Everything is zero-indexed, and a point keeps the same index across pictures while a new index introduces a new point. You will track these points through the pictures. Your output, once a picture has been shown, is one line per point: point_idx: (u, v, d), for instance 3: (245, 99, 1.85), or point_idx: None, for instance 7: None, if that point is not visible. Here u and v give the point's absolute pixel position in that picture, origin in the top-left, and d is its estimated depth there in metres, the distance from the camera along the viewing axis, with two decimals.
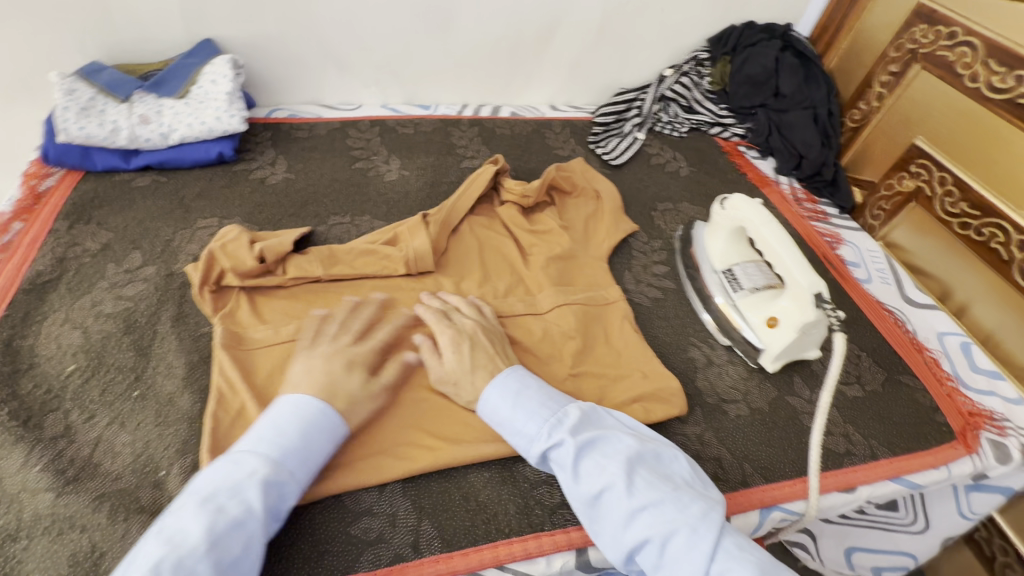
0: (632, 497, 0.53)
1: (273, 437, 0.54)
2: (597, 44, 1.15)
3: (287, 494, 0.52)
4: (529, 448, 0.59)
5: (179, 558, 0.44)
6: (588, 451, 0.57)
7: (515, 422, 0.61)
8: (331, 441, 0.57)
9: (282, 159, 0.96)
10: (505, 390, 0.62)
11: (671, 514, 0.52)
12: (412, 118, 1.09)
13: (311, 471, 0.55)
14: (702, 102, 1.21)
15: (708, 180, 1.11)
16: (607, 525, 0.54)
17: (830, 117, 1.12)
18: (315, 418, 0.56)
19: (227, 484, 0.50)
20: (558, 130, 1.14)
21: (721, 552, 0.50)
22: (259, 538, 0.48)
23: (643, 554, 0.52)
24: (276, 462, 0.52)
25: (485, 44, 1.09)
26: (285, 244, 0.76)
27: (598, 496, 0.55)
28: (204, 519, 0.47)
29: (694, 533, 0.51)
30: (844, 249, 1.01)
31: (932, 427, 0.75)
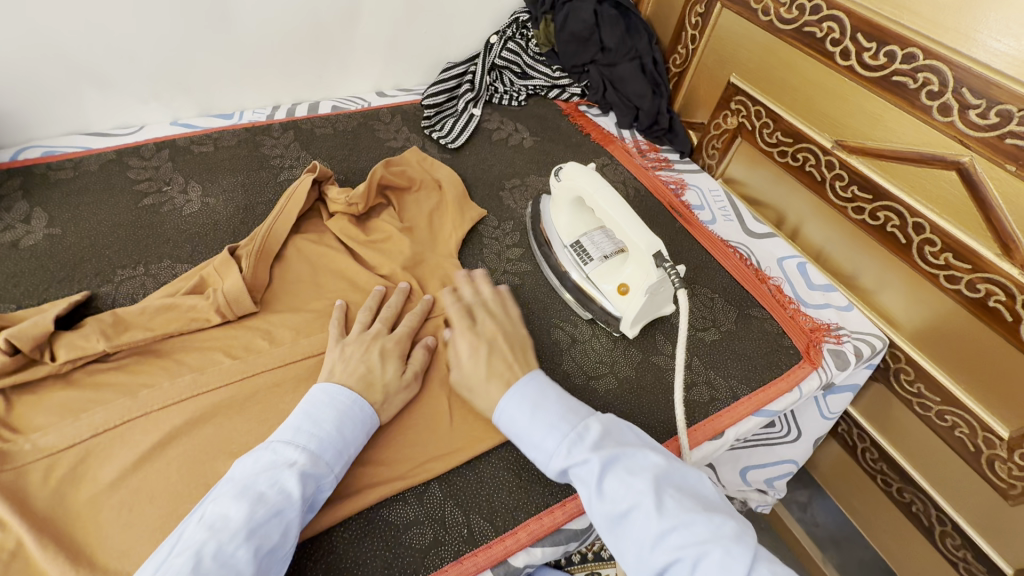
0: (662, 517, 0.51)
1: (325, 432, 0.55)
2: (409, 19, 1.05)
3: (324, 484, 0.53)
4: (550, 462, 0.58)
5: (219, 544, 0.45)
6: (612, 468, 0.55)
7: (534, 437, 0.60)
8: (366, 432, 0.58)
9: (40, 211, 0.77)
10: (521, 401, 0.61)
11: (705, 532, 0.50)
12: (209, 132, 0.93)
13: (346, 462, 0.56)
14: (535, 66, 1.17)
15: (553, 148, 1.08)
16: (629, 545, 0.52)
17: (655, 66, 1.13)
18: (349, 408, 0.58)
19: (264, 473, 0.51)
20: (388, 118, 1.05)
21: (754, 573, 0.48)
22: (296, 525, 0.49)
23: (673, 573, 0.50)
24: (314, 456, 0.53)
25: (280, 33, 0.95)
26: (44, 325, 0.61)
27: (625, 513, 0.53)
28: (244, 506, 0.48)
29: (727, 552, 0.49)
30: (688, 195, 1.04)
31: (781, 352, 0.79)
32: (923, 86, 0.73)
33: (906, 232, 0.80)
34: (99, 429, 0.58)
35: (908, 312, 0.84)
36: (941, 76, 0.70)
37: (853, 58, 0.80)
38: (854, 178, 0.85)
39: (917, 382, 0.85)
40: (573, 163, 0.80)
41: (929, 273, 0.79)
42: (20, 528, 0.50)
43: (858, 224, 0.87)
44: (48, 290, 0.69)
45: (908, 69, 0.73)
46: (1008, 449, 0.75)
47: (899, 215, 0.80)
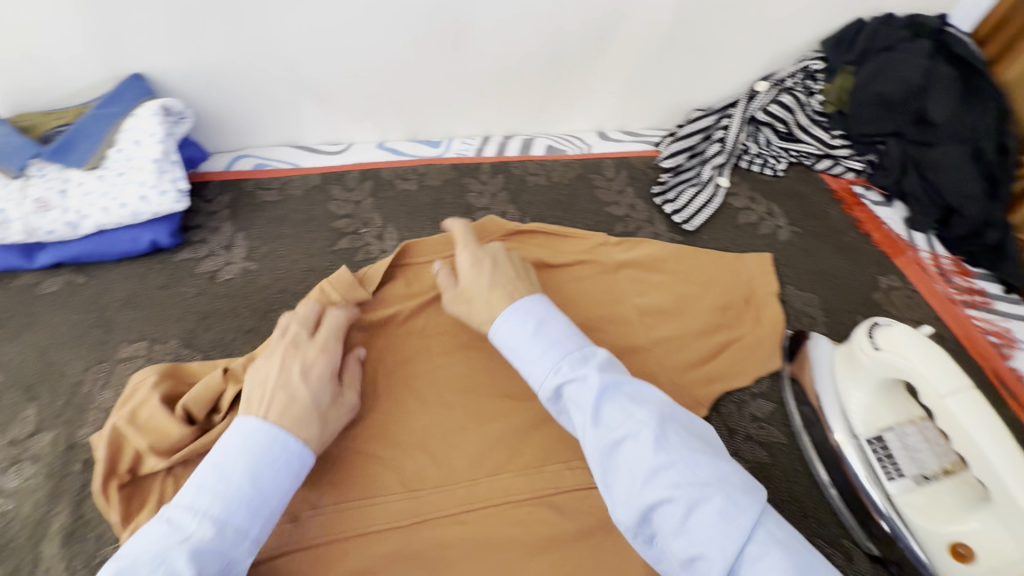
0: (659, 452, 0.43)
1: (269, 454, 0.46)
2: (665, 54, 0.84)
3: (235, 557, 0.42)
4: (545, 379, 0.51)
5: None
6: (613, 394, 0.48)
7: (530, 352, 0.53)
8: (295, 478, 0.47)
9: (241, 238, 0.71)
10: (528, 316, 0.55)
11: (706, 473, 0.42)
12: (415, 164, 0.82)
13: (269, 517, 0.45)
14: (808, 128, 0.89)
15: (819, 247, 0.81)
16: (621, 479, 0.44)
17: (999, 156, 0.79)
18: (266, 451, 0.46)
19: (154, 549, 0.40)
20: (611, 173, 0.86)
21: (756, 530, 0.40)
22: None
23: (662, 515, 0.42)
24: (253, 478, 0.45)
25: (511, 63, 0.80)
26: (215, 385, 0.54)
27: (618, 443, 0.45)
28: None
29: (731, 502, 0.41)
30: (1019, 361, 0.72)
31: None
32: None
33: None
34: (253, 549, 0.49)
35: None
36: None
37: None
38: None
39: None
40: (899, 323, 0.54)
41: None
42: None
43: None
44: (234, 339, 0.63)
45: None
46: None
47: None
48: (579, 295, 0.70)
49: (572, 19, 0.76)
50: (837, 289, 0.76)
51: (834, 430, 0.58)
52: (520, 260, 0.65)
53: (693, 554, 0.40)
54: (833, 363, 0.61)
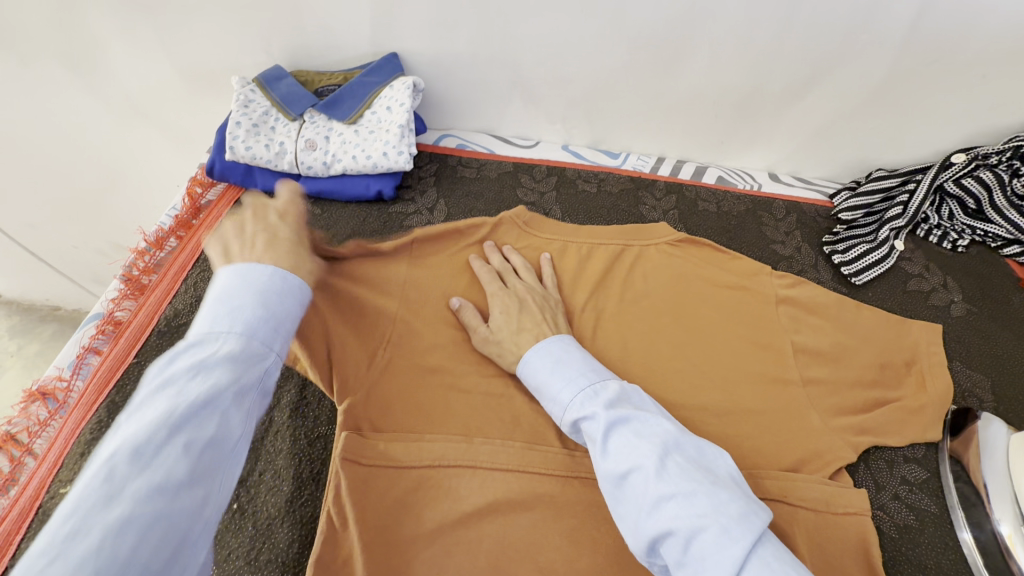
0: (660, 483, 0.45)
1: (271, 284, 0.46)
2: (863, 110, 0.85)
3: (267, 367, 0.43)
4: (564, 413, 0.54)
5: (134, 447, 0.33)
6: (619, 429, 0.49)
7: (553, 390, 0.56)
8: (302, 304, 0.48)
9: (442, 204, 0.82)
10: (547, 355, 0.58)
11: (702, 505, 0.43)
12: (596, 169, 0.89)
13: (286, 338, 0.45)
14: (1004, 210, 0.84)
15: (996, 331, 0.77)
16: (628, 510, 0.46)
17: None
18: (267, 283, 0.46)
19: (188, 363, 0.38)
20: (781, 214, 0.87)
21: (754, 554, 0.41)
22: (238, 414, 0.38)
23: (665, 547, 0.43)
24: (264, 303, 0.44)
25: (709, 94, 0.85)
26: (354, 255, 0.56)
27: (624, 476, 0.47)
28: (158, 404, 0.36)
29: (728, 530, 0.42)
30: None
31: None
32: None
33: None
34: (438, 461, 0.57)
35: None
36: None
37: None
38: None
39: None
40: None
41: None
42: (365, 539, 0.51)
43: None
44: None
45: None
46: None
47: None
48: (739, 320, 0.73)
49: (783, 61, 0.79)
50: (1011, 378, 0.72)
51: (1000, 517, 0.58)
52: (545, 306, 0.67)
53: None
54: (1013, 453, 0.60)
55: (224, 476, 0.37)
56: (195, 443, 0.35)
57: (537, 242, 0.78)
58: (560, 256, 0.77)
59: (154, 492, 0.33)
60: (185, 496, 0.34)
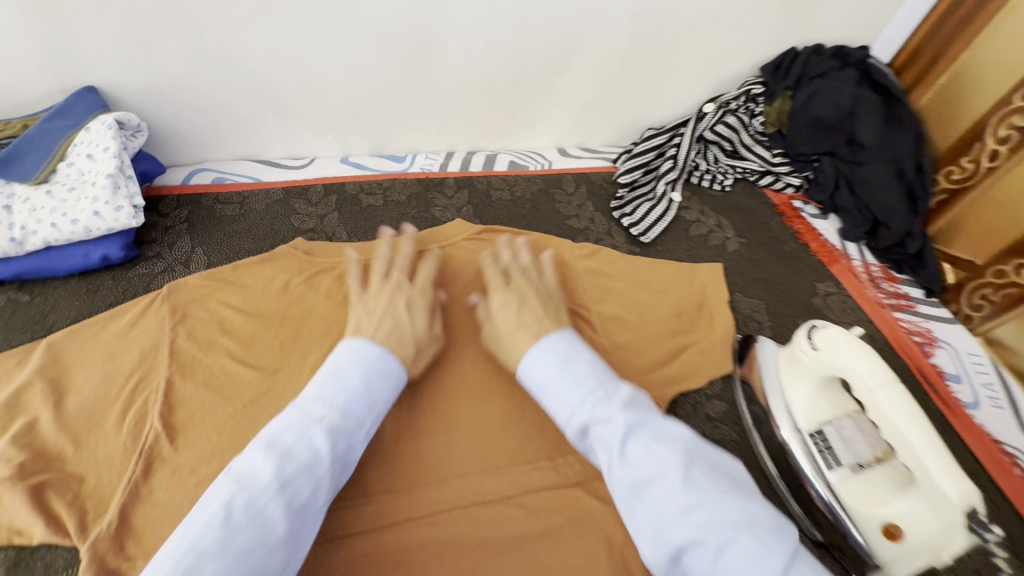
0: (687, 490, 0.42)
1: (378, 366, 0.53)
2: (619, 76, 0.89)
3: (355, 443, 0.48)
4: (570, 417, 0.51)
5: (249, 497, 0.41)
6: (638, 433, 0.47)
7: (559, 389, 0.53)
8: (394, 390, 0.54)
9: (200, 253, 0.71)
10: (552, 354, 0.55)
11: (736, 514, 0.40)
12: (379, 178, 0.83)
13: (378, 418, 0.51)
14: (751, 147, 0.96)
15: (762, 256, 0.87)
16: (648, 519, 0.43)
17: (918, 175, 0.87)
18: (376, 364, 0.53)
19: (293, 427, 0.46)
20: (571, 187, 0.89)
21: (792, 573, 0.37)
22: (327, 484, 0.44)
23: (692, 557, 0.40)
24: (366, 385, 0.51)
25: (476, 82, 0.83)
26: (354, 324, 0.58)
27: (646, 483, 0.44)
28: (271, 462, 0.43)
29: (762, 545, 0.38)
30: (940, 357, 0.79)
31: None
32: None
33: None
34: None
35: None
36: None
37: None
38: None
39: None
40: (834, 326, 0.59)
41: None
42: None
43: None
44: (195, 354, 0.61)
45: None
46: None
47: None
48: None
49: (534, 41, 0.79)
50: (779, 296, 0.81)
51: (780, 426, 0.62)
52: (552, 300, 0.65)
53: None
54: (779, 361, 0.65)
55: (307, 531, 0.43)
56: (294, 503, 0.42)
57: (323, 271, 0.71)
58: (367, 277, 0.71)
59: (254, 548, 0.38)
60: (276, 553, 0.40)
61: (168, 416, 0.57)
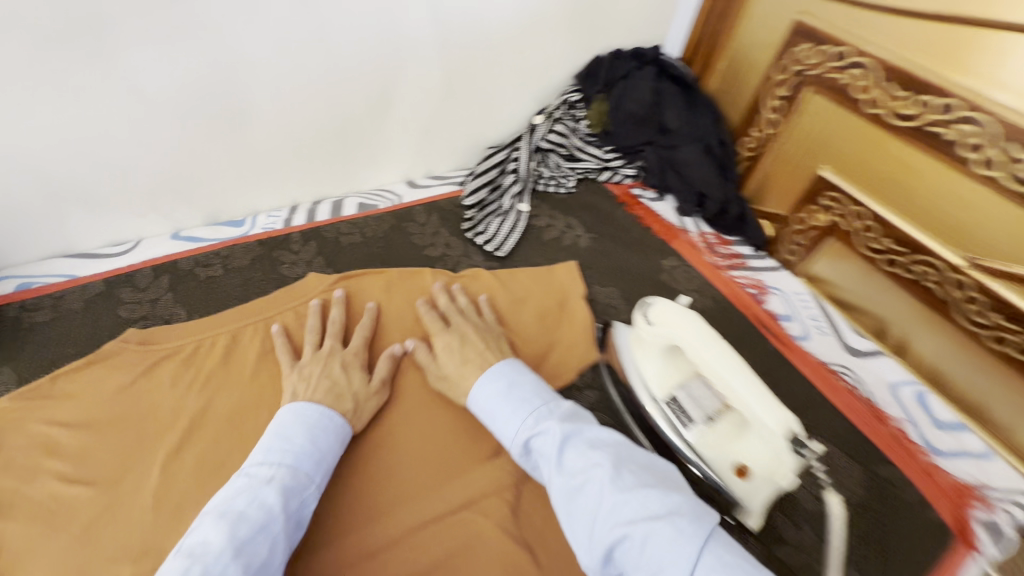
0: (617, 486, 0.48)
1: (321, 423, 0.57)
2: (445, 105, 0.92)
3: (307, 498, 0.52)
4: (514, 436, 0.57)
5: (205, 567, 0.43)
6: (573, 442, 0.54)
7: (502, 412, 0.59)
8: (340, 441, 0.58)
9: (9, 371, 0.63)
10: (499, 378, 0.62)
11: (656, 507, 0.47)
12: (216, 247, 0.79)
13: (327, 473, 0.55)
14: (585, 149, 1.04)
15: (612, 247, 0.93)
16: (581, 520, 0.49)
17: (722, 148, 0.99)
18: (318, 421, 0.57)
19: (243, 492, 0.49)
20: (423, 218, 0.91)
21: (707, 552, 0.44)
22: (283, 540, 0.48)
23: (622, 551, 0.46)
24: (313, 441, 0.55)
25: (300, 132, 0.82)
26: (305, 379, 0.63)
27: (580, 487, 0.50)
28: (224, 527, 0.46)
29: (680, 531, 0.45)
30: (772, 302, 0.90)
31: (929, 530, 0.65)
32: None
33: None
34: None
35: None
36: None
37: (859, 240, 0.84)
38: (997, 305, 0.70)
39: None
40: (663, 299, 0.66)
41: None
42: None
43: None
44: (15, 489, 0.54)
45: (905, 261, 0.79)
46: None
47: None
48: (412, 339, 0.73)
49: (350, 85, 0.80)
50: (630, 280, 0.88)
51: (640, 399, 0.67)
52: (492, 332, 0.71)
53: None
54: (627, 341, 0.70)
55: None
56: (252, 565, 0.45)
57: (162, 360, 0.66)
58: (216, 354, 0.67)
59: None
60: None
61: None
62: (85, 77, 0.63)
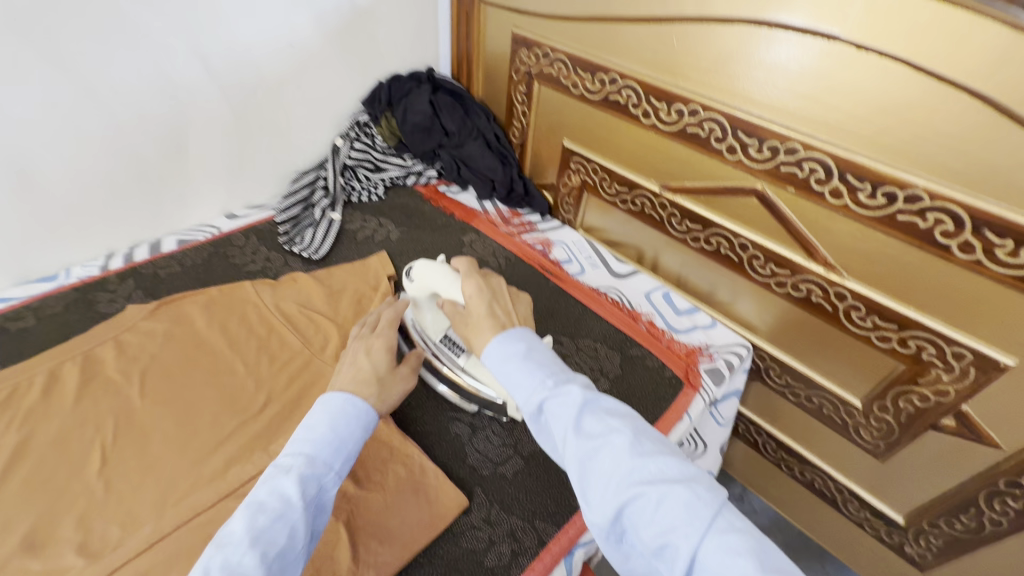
0: (634, 454, 0.50)
1: (344, 411, 0.59)
2: (243, 140, 1.04)
3: (326, 484, 0.54)
4: (529, 399, 0.57)
5: (226, 556, 0.45)
6: (591, 408, 0.54)
7: (517, 376, 0.59)
8: (364, 428, 0.60)
9: None
10: (518, 344, 0.61)
11: (675, 472, 0.49)
12: (28, 302, 0.84)
13: (346, 459, 0.57)
14: (387, 160, 1.20)
15: (420, 234, 1.10)
16: (597, 482, 0.50)
17: (498, 140, 1.22)
18: (341, 410, 0.59)
19: (264, 483, 0.51)
20: (241, 241, 1.01)
21: (718, 520, 0.46)
22: (301, 525, 0.49)
23: (636, 511, 0.48)
24: (334, 429, 0.57)
25: (99, 183, 0.90)
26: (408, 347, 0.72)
27: (597, 449, 0.52)
28: (245, 517, 0.48)
29: (695, 497, 0.47)
30: (555, 252, 1.11)
31: (666, 383, 0.85)
32: (709, 134, 0.85)
33: (738, 252, 0.92)
34: None
35: (840, 267, 0.80)
36: (720, 125, 0.84)
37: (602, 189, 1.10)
38: (685, 214, 0.97)
39: (785, 374, 0.97)
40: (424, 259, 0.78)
41: (937, 246, 0.69)
42: None
43: (886, 222, 0.72)
44: None
45: (630, 197, 1.05)
46: (865, 415, 0.88)
47: (822, 165, 0.75)
48: (236, 339, 0.83)
49: (138, 134, 0.90)
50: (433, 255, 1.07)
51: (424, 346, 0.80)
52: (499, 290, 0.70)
53: (662, 544, 0.46)
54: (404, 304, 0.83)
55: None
56: (270, 550, 0.47)
57: None
58: (35, 389, 0.72)
59: None
60: None
61: None
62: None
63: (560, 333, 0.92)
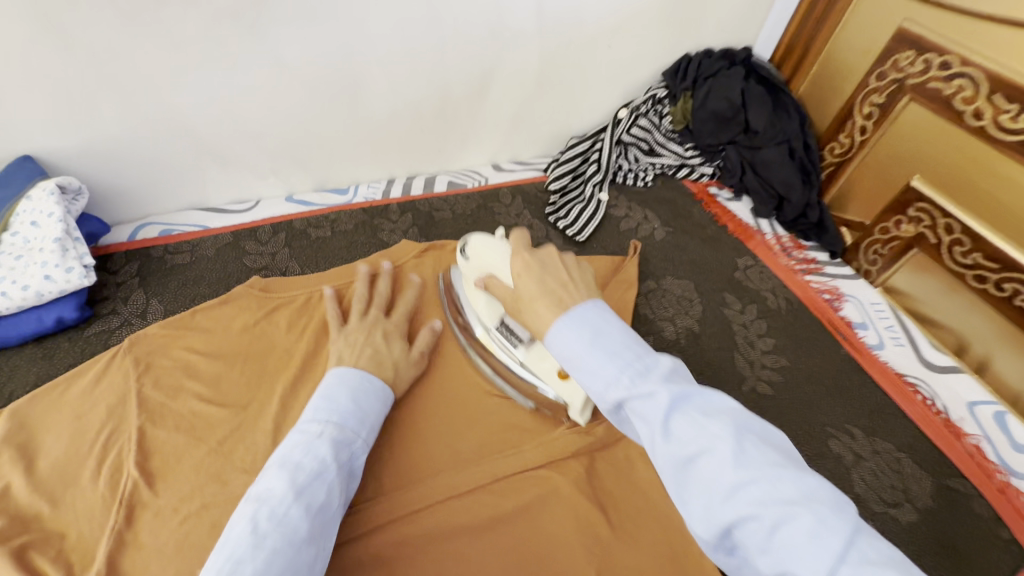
0: (737, 469, 0.37)
1: (363, 384, 0.60)
2: (537, 93, 0.97)
3: (356, 450, 0.55)
4: (603, 394, 0.43)
5: (271, 509, 0.46)
6: (683, 407, 0.40)
7: (587, 365, 0.44)
8: (381, 401, 0.61)
9: (156, 303, 0.73)
10: (584, 324, 0.46)
11: (791, 490, 0.35)
12: (325, 211, 0.88)
13: (371, 428, 0.58)
14: (666, 144, 1.06)
15: (689, 241, 0.96)
16: (696, 495, 0.38)
17: (807, 153, 0.99)
18: (359, 383, 0.60)
19: (298, 446, 0.52)
20: (508, 199, 0.97)
21: (853, 551, 0.33)
22: (337, 484, 0.51)
23: (744, 531, 0.36)
24: (356, 400, 0.58)
25: (404, 111, 0.89)
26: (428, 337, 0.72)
27: (692, 459, 0.38)
28: (284, 476, 0.49)
29: (822, 521, 0.34)
30: (847, 309, 0.90)
31: (999, 547, 0.65)
32: None
33: None
34: None
35: None
36: None
37: (947, 253, 0.82)
38: None
39: None
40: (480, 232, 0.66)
41: None
42: None
43: None
44: (163, 403, 0.63)
45: (995, 277, 0.77)
46: None
47: None
48: None
49: (454, 69, 0.86)
50: (704, 272, 0.91)
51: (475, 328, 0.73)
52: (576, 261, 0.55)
53: (782, 571, 0.35)
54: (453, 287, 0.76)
55: (328, 537, 0.49)
56: (313, 505, 0.48)
57: (280, 307, 0.74)
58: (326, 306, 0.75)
59: (287, 545, 0.44)
60: (306, 549, 0.46)
61: (146, 463, 0.58)
62: (232, 46, 0.70)
63: (852, 424, 0.74)
